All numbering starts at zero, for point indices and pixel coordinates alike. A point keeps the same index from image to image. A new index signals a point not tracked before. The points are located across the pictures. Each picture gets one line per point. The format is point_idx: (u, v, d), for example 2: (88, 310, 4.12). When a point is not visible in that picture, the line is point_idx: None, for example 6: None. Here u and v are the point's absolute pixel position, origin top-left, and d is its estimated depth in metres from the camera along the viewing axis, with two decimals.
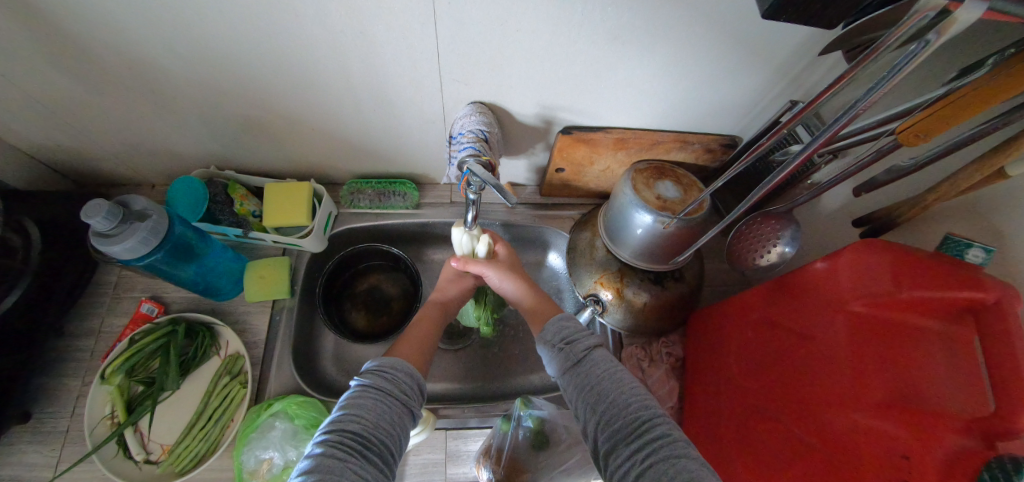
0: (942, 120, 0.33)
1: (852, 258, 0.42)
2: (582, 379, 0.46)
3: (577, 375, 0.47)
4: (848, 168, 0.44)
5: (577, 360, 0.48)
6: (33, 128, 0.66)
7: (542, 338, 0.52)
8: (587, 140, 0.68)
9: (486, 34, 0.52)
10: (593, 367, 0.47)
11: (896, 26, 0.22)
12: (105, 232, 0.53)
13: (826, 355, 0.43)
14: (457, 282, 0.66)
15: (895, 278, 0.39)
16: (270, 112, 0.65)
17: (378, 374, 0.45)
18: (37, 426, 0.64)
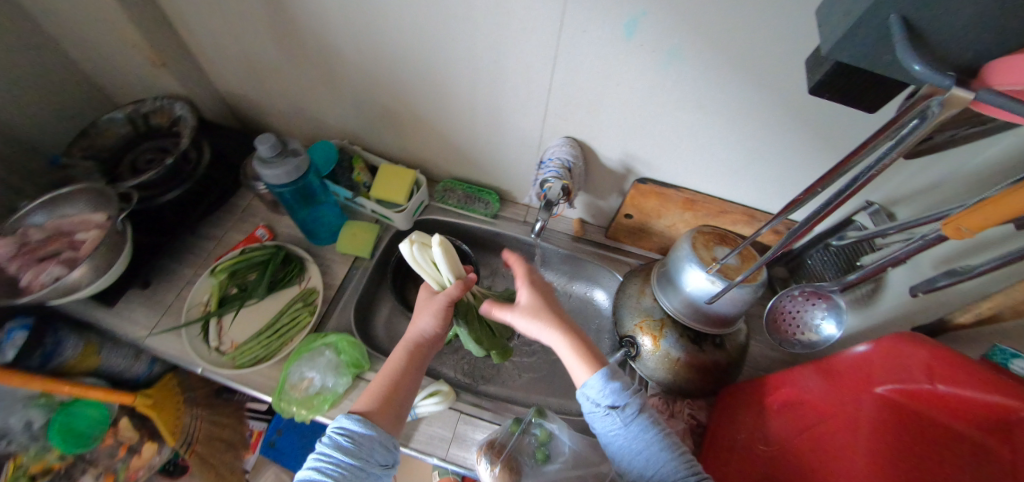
0: (982, 215, 0.34)
1: (894, 345, 0.44)
2: (636, 448, 0.50)
3: (626, 438, 0.51)
4: (901, 249, 0.45)
5: (626, 430, 0.51)
6: (235, 80, 0.86)
7: (585, 393, 0.53)
8: (660, 193, 0.74)
9: (592, 81, 0.63)
10: (645, 435, 0.51)
11: (913, 104, 0.25)
12: (265, 159, 0.67)
13: (847, 434, 0.44)
14: (426, 310, 0.63)
15: (930, 372, 0.40)
16: (406, 110, 0.78)
17: (352, 445, 0.48)
18: (150, 296, 0.79)
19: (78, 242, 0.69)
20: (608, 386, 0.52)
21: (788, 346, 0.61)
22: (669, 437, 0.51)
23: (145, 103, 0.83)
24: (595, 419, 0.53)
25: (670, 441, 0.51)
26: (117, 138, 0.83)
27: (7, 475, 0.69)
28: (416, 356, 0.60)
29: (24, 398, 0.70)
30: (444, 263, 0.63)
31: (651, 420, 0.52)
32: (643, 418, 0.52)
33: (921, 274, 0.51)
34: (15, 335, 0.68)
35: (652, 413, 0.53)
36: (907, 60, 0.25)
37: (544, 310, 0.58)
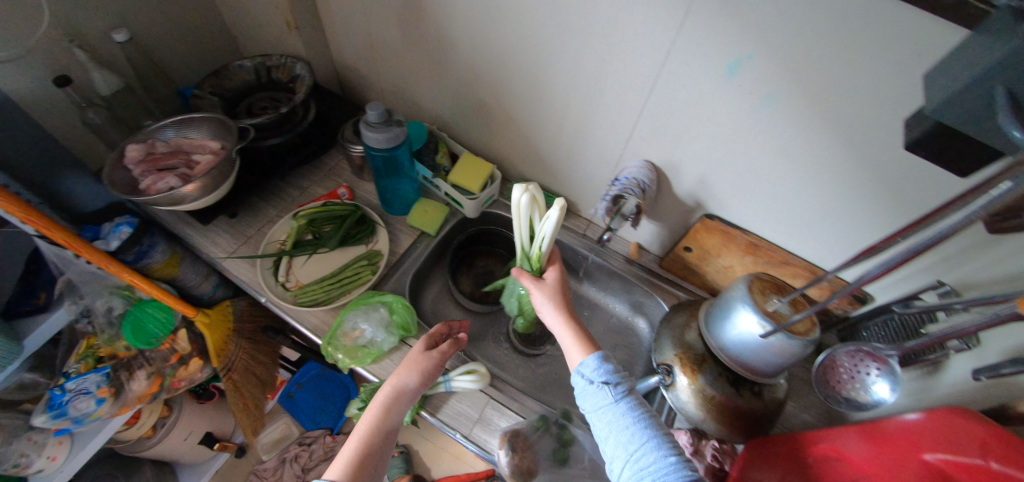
0: None
1: (955, 422, 0.44)
2: (621, 423, 0.52)
3: (614, 417, 0.53)
4: (968, 326, 0.47)
5: (613, 404, 0.53)
6: (350, 53, 0.95)
7: (580, 369, 0.58)
8: (725, 232, 0.76)
9: (684, 111, 0.66)
10: (631, 412, 0.53)
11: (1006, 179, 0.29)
12: (371, 124, 0.73)
13: None
14: (411, 365, 0.63)
15: (985, 451, 0.39)
16: (499, 108, 0.83)
17: None
18: (235, 224, 0.86)
19: (193, 161, 0.78)
20: (602, 364, 0.57)
21: (845, 406, 0.60)
22: (658, 424, 0.53)
23: (272, 58, 0.92)
24: (583, 397, 0.56)
25: (656, 426, 0.52)
26: (241, 83, 0.92)
27: (79, 350, 0.77)
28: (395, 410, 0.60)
29: (111, 287, 0.78)
30: (551, 222, 0.64)
31: (637, 402, 0.54)
32: (630, 400, 0.54)
33: (987, 361, 0.50)
34: (122, 229, 0.76)
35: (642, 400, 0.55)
36: (1008, 127, 0.28)
37: (558, 296, 0.69)
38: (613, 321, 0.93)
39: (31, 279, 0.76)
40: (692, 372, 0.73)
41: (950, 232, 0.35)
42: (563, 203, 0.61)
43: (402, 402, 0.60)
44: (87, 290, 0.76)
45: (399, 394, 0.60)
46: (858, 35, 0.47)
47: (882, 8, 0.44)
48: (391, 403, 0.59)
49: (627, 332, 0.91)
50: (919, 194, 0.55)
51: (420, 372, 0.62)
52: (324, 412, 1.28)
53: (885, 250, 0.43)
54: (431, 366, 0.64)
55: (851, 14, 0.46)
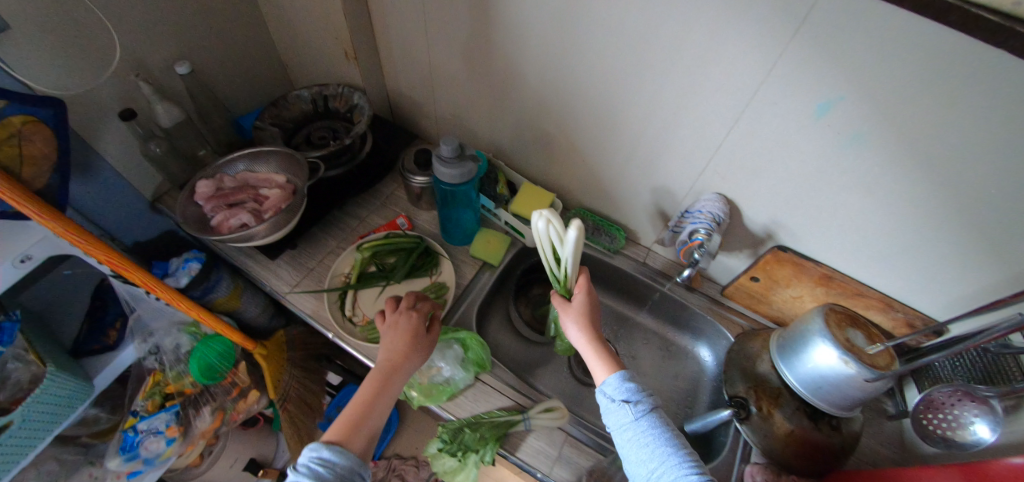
0: None
1: None
2: (642, 441, 0.51)
3: (634, 436, 0.52)
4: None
5: (634, 422, 0.52)
6: (407, 82, 0.96)
7: (603, 389, 0.56)
8: (797, 264, 0.75)
9: (765, 147, 0.66)
10: (653, 430, 0.52)
11: None
12: (444, 159, 0.72)
13: None
14: (397, 335, 0.64)
15: None
16: (564, 138, 0.83)
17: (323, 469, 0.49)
18: (296, 255, 0.85)
19: (262, 196, 0.77)
20: (623, 384, 0.56)
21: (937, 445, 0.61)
22: (673, 431, 0.53)
23: (330, 87, 0.93)
24: (607, 415, 0.55)
25: (679, 442, 0.52)
26: (299, 112, 0.93)
27: (147, 387, 0.76)
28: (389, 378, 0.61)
29: (178, 323, 0.77)
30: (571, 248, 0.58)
31: (659, 416, 0.54)
32: (653, 417, 0.53)
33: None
34: (191, 265, 0.76)
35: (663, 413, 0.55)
36: None
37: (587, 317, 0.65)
38: (672, 348, 0.93)
39: (98, 317, 0.77)
40: (770, 407, 0.73)
41: None
42: (581, 225, 0.54)
43: (399, 375, 0.62)
44: (156, 328, 0.76)
45: (393, 366, 0.61)
46: (962, 81, 0.47)
47: (991, 55, 0.45)
48: (386, 376, 0.61)
49: (688, 360, 0.91)
50: (1013, 232, 0.55)
51: (414, 347, 0.64)
52: None
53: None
54: (421, 341, 0.66)
55: (955, 62, 0.47)
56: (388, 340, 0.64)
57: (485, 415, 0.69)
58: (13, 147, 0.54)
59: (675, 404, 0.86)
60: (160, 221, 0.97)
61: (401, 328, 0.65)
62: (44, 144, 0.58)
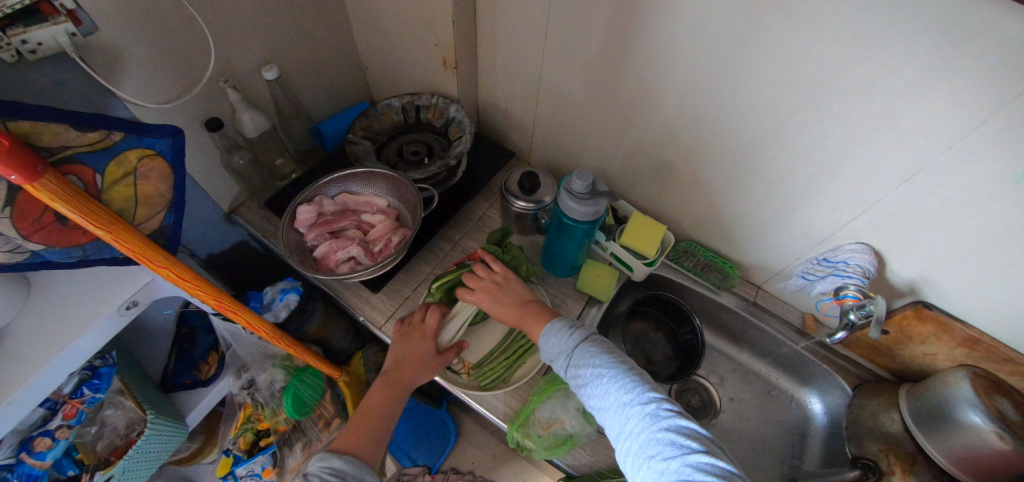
0: None
1: None
2: (580, 387, 0.56)
3: (574, 380, 0.57)
4: None
5: (570, 376, 0.58)
6: (506, 95, 0.89)
7: (545, 354, 0.62)
8: (940, 322, 0.70)
9: (938, 206, 0.59)
10: (580, 370, 0.57)
11: None
12: (574, 194, 0.66)
13: None
14: (409, 362, 0.65)
15: None
16: (688, 169, 0.77)
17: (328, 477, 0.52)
18: (393, 282, 0.79)
19: (365, 223, 0.72)
20: (550, 340, 0.61)
21: None
22: (602, 355, 0.57)
23: (423, 97, 0.87)
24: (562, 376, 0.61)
25: (610, 366, 0.55)
26: (389, 123, 0.87)
27: (239, 423, 0.73)
28: (393, 396, 0.63)
29: (271, 357, 0.72)
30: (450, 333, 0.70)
31: (585, 352, 0.58)
32: (583, 357, 0.57)
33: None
34: (289, 296, 0.71)
35: (596, 343, 0.59)
36: None
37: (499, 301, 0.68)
38: (776, 392, 0.88)
39: (187, 347, 0.72)
40: (903, 473, 0.69)
41: None
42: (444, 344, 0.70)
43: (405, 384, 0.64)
44: (252, 364, 0.72)
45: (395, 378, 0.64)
46: None
47: None
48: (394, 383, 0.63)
49: (793, 407, 0.86)
50: None
51: (417, 357, 0.66)
52: (420, 449, 1.21)
53: None
54: (428, 352, 0.67)
55: None
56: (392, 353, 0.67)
57: (608, 470, 0.65)
58: (128, 186, 0.50)
59: (780, 453, 0.82)
60: (235, 232, 0.91)
61: (409, 346, 0.67)
62: (161, 182, 0.53)
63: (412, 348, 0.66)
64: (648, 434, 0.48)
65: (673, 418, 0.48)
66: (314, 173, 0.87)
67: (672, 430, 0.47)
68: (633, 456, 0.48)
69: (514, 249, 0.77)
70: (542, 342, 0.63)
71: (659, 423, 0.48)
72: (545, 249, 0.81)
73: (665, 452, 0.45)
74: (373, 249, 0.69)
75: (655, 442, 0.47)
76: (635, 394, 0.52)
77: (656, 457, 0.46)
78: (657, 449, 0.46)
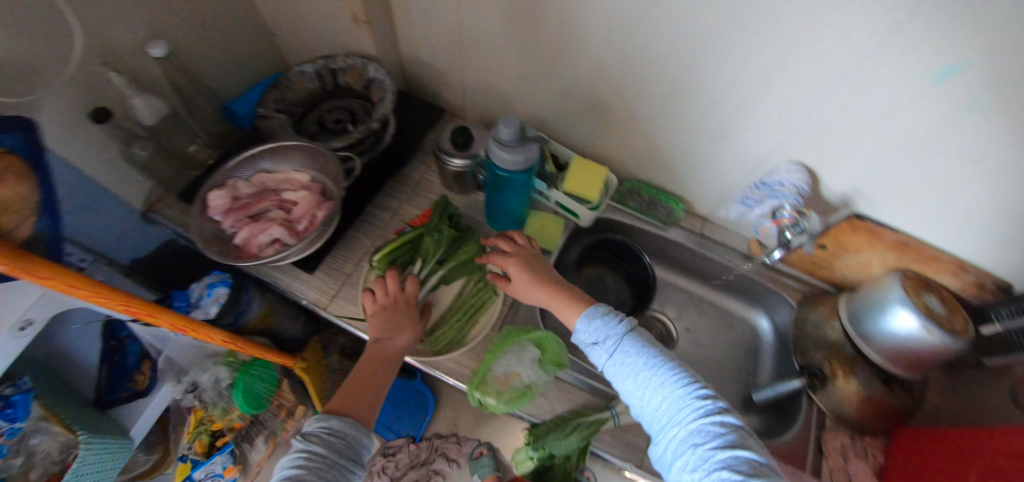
0: None
1: None
2: (623, 371, 0.54)
3: (614, 365, 0.55)
4: None
5: (611, 360, 0.55)
6: (428, 48, 0.81)
7: (577, 335, 0.59)
8: (872, 231, 0.73)
9: (863, 118, 0.59)
10: (629, 356, 0.54)
11: None
12: (502, 142, 0.63)
13: None
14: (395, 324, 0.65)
15: None
16: (624, 108, 0.74)
17: (322, 437, 0.52)
18: (330, 260, 0.76)
19: (288, 201, 0.67)
20: (591, 323, 0.58)
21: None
22: (649, 345, 0.55)
23: (337, 59, 0.78)
24: (592, 357, 0.58)
25: (658, 355, 0.53)
26: (305, 92, 0.79)
27: (191, 428, 0.69)
28: (383, 360, 0.62)
29: (212, 355, 0.69)
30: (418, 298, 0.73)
31: (631, 339, 0.55)
32: (629, 342, 0.55)
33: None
34: (217, 290, 0.66)
35: (639, 331, 0.57)
36: None
37: (535, 274, 0.65)
38: (729, 317, 0.91)
39: (118, 361, 0.68)
40: (845, 375, 0.73)
41: None
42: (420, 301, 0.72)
43: (398, 348, 0.64)
44: (189, 365, 0.68)
45: (389, 343, 0.63)
46: None
47: None
48: (385, 348, 0.63)
49: (744, 327, 0.90)
50: None
51: (409, 324, 0.66)
52: (399, 419, 1.26)
53: None
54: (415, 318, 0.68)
55: None
56: (378, 318, 0.65)
57: (574, 418, 0.65)
58: None
59: (736, 372, 0.87)
60: (156, 231, 0.85)
61: (394, 311, 0.67)
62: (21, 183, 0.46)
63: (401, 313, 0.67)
64: (698, 424, 0.47)
65: (720, 411, 0.48)
66: (230, 156, 0.79)
67: (721, 422, 0.47)
68: (676, 445, 0.48)
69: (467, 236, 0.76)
70: (579, 323, 0.59)
71: (708, 413, 0.48)
72: (487, 206, 0.79)
73: (715, 443, 0.45)
74: (299, 228, 0.64)
75: (706, 433, 0.46)
76: (682, 383, 0.51)
77: (706, 448, 0.46)
78: (708, 440, 0.46)
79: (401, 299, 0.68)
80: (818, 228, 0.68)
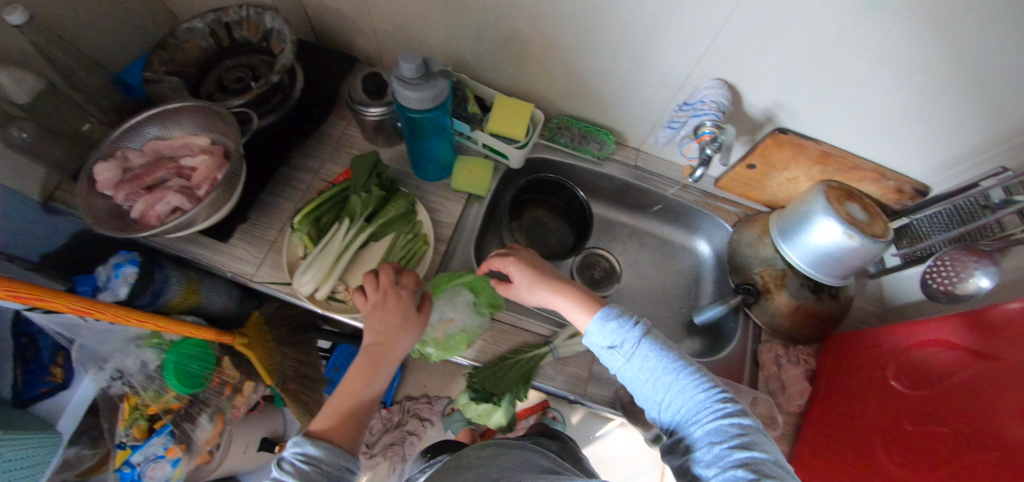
0: None
1: None
2: (641, 373, 0.50)
3: (631, 370, 0.51)
4: None
5: (628, 364, 0.51)
6: None
7: (591, 338, 0.54)
8: (795, 144, 0.72)
9: (779, 20, 0.57)
10: (647, 358, 0.50)
11: None
12: (406, 80, 0.60)
13: (997, 383, 0.49)
14: (390, 323, 0.57)
15: None
16: (542, 40, 0.71)
17: (300, 466, 0.45)
18: (251, 229, 0.72)
19: (186, 168, 0.62)
20: (603, 326, 0.53)
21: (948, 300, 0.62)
22: (671, 349, 0.51)
23: (229, 11, 0.71)
24: (606, 360, 0.54)
25: (678, 358, 0.50)
26: (198, 52, 0.71)
27: (125, 416, 0.66)
28: (374, 367, 0.55)
29: (134, 338, 0.66)
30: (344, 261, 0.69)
31: (652, 343, 0.51)
32: (646, 342, 0.51)
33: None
34: (125, 270, 0.63)
35: (660, 336, 0.52)
36: None
37: (539, 278, 0.61)
38: (672, 248, 0.93)
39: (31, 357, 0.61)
40: (777, 288, 0.76)
41: None
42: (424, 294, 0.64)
43: (393, 356, 0.56)
44: (109, 351, 0.65)
45: (381, 348, 0.55)
46: None
47: None
48: (380, 357, 0.55)
49: (687, 256, 0.92)
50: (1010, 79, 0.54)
51: (405, 323, 0.58)
52: None
53: None
54: (414, 314, 0.59)
55: None
56: (374, 320, 0.57)
57: (509, 354, 0.68)
58: None
59: (680, 299, 0.89)
60: None
61: (386, 308, 0.58)
62: None
63: (395, 309, 0.58)
64: (714, 425, 0.44)
65: (737, 412, 0.45)
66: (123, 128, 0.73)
67: (739, 424, 0.44)
68: (692, 446, 0.45)
69: (397, 197, 0.72)
70: (591, 326, 0.55)
71: (727, 414, 0.45)
72: (411, 156, 0.76)
73: (729, 442, 0.43)
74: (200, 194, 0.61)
75: (722, 433, 0.44)
76: (705, 387, 0.47)
77: (720, 449, 0.43)
78: (724, 441, 0.43)
79: (397, 293, 0.59)
80: (734, 141, 0.67)
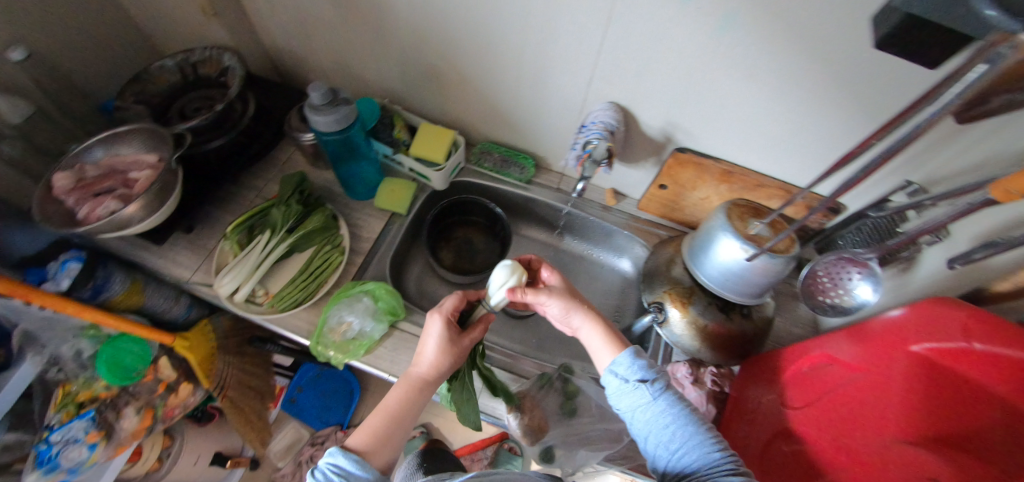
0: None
1: (929, 309, 0.46)
2: (658, 417, 0.47)
3: (658, 411, 0.47)
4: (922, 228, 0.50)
5: (654, 406, 0.48)
6: (280, 35, 0.87)
7: (617, 370, 0.51)
8: (696, 163, 0.74)
9: (646, 44, 0.62)
10: (667, 403, 0.47)
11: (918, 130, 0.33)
12: (316, 107, 0.68)
13: (875, 393, 0.47)
14: (446, 346, 0.59)
15: (965, 336, 0.41)
16: (455, 70, 0.78)
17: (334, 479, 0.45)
18: (194, 238, 0.81)
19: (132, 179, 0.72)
20: (636, 362, 0.51)
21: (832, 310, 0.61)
22: (684, 401, 0.49)
23: (196, 52, 0.85)
24: (621, 399, 0.50)
25: (691, 412, 0.47)
26: (166, 85, 0.85)
27: (57, 399, 0.73)
28: (417, 391, 0.57)
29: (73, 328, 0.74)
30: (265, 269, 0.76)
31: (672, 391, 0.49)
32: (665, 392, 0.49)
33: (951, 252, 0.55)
34: (70, 265, 0.71)
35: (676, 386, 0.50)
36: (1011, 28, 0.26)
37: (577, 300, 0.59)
38: (602, 270, 0.94)
39: None
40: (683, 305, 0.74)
41: (904, 141, 0.35)
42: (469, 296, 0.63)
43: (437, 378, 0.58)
44: (49, 338, 0.72)
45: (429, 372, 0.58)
46: None
47: None
48: (427, 382, 0.58)
49: (616, 277, 0.93)
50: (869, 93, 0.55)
51: (455, 348, 0.60)
52: (330, 409, 1.34)
53: (861, 156, 0.41)
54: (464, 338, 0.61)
55: None
56: (431, 342, 0.59)
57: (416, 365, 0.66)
58: None
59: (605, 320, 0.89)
60: None
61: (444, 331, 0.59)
62: None
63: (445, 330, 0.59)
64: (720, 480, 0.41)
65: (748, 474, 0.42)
66: None
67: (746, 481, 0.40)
68: None
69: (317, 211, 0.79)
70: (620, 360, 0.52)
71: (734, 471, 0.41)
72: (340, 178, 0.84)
73: None
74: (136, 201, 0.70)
75: None
76: (711, 441, 0.45)
77: None
78: None
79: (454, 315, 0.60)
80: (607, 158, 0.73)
